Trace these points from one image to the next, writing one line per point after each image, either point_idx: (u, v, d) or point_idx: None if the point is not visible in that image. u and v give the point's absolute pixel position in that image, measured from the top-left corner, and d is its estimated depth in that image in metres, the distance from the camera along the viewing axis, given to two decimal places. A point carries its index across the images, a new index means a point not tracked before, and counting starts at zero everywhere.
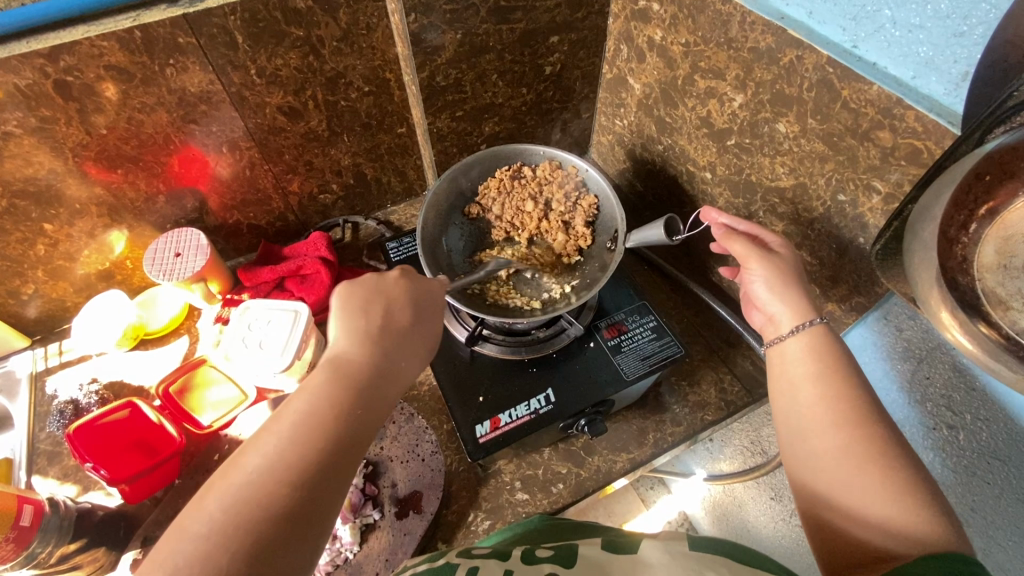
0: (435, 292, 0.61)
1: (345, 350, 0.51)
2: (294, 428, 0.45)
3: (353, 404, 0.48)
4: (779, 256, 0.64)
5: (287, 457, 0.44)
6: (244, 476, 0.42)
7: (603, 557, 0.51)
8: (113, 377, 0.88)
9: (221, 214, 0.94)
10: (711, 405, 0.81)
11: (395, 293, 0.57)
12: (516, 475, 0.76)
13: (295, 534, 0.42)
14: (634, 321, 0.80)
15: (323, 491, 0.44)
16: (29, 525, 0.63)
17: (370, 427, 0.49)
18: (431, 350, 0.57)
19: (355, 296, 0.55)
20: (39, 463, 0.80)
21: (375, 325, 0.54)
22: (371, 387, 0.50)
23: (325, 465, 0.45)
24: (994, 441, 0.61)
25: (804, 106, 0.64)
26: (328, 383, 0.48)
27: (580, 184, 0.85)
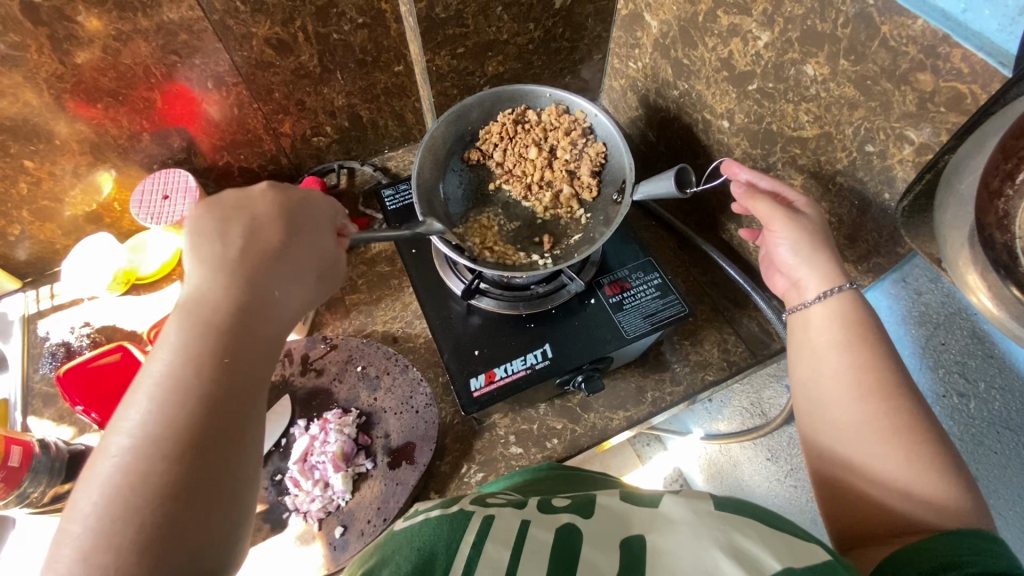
0: (305, 206, 0.56)
1: (196, 285, 0.47)
2: (157, 388, 0.42)
3: (230, 342, 0.45)
4: (805, 216, 0.60)
5: (164, 422, 0.41)
6: (113, 456, 0.40)
7: (615, 513, 0.49)
8: (105, 322, 0.87)
9: (211, 155, 0.89)
10: (713, 365, 0.79)
11: (262, 215, 0.52)
12: (510, 429, 0.75)
13: (205, 488, 0.40)
14: (638, 278, 0.76)
15: (222, 433, 0.42)
16: (19, 466, 0.63)
17: (257, 367, 0.46)
18: (314, 269, 0.54)
19: (197, 228, 0.50)
20: (35, 405, 0.80)
21: (233, 252, 0.49)
22: (243, 319, 0.46)
23: (208, 411, 0.42)
24: (1006, 411, 0.58)
25: (837, 45, 0.58)
26: (183, 324, 0.45)
27: (588, 131, 0.79)
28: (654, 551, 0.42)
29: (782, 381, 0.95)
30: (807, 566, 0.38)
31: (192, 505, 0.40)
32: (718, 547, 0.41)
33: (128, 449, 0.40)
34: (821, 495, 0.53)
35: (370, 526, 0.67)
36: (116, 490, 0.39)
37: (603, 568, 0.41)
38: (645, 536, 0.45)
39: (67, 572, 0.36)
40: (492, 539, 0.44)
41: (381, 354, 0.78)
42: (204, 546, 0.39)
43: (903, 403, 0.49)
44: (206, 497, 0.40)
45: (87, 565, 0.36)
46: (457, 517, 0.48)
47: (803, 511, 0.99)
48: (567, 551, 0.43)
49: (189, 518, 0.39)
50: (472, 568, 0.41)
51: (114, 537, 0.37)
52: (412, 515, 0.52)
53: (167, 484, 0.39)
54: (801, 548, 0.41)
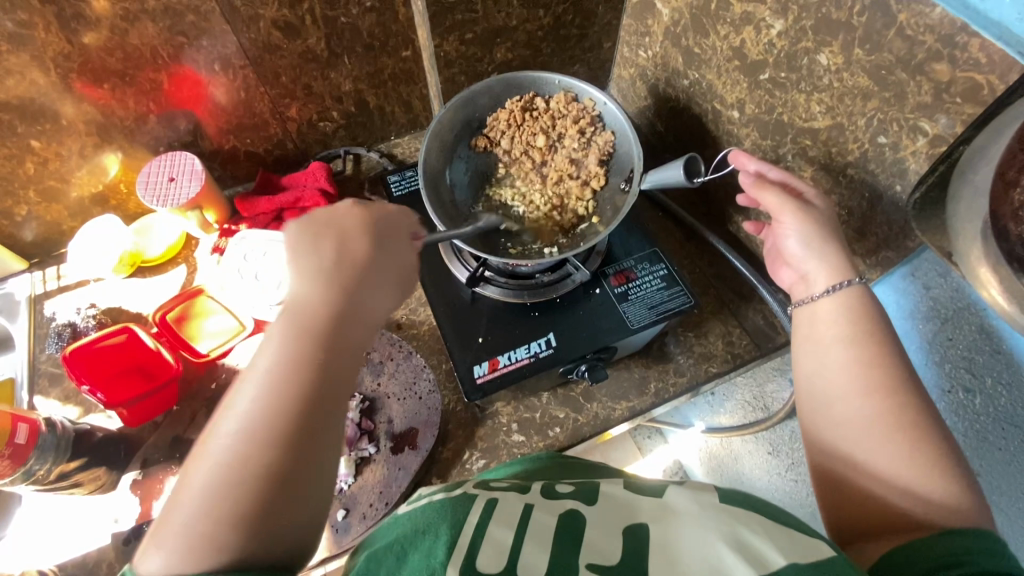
0: (394, 216, 0.55)
1: (301, 296, 0.48)
2: (263, 381, 0.43)
3: (325, 346, 0.46)
4: (817, 210, 0.59)
5: (263, 415, 0.42)
6: (223, 441, 0.41)
7: (619, 501, 0.50)
8: (111, 303, 0.87)
9: (217, 139, 0.89)
10: (717, 357, 0.79)
11: (351, 223, 0.53)
12: (512, 417, 0.76)
13: (294, 483, 0.41)
14: (644, 268, 0.76)
15: (315, 432, 0.43)
16: (25, 443, 0.63)
17: (350, 372, 0.47)
18: (404, 278, 0.53)
19: (302, 238, 0.51)
20: (41, 384, 0.81)
21: (328, 260, 0.49)
22: (338, 326, 0.47)
23: (301, 412, 0.43)
24: (1012, 407, 0.58)
25: (852, 34, 0.57)
26: (288, 330, 0.45)
27: (596, 119, 0.78)
28: (657, 539, 0.42)
29: (785, 375, 0.95)
30: (810, 561, 0.38)
31: (287, 497, 0.41)
32: (720, 538, 0.41)
33: (228, 448, 0.41)
34: (821, 490, 0.53)
35: (372, 510, 0.68)
36: (216, 490, 0.39)
37: (607, 556, 0.41)
38: (647, 523, 0.45)
39: (165, 546, 0.38)
40: (496, 522, 0.44)
41: (385, 340, 0.78)
42: (303, 531, 0.41)
43: (912, 399, 0.49)
44: (290, 497, 0.41)
45: (177, 548, 0.38)
46: (461, 501, 0.48)
47: (802, 506, 1.00)
48: (571, 538, 0.43)
49: (275, 516, 0.40)
50: (475, 550, 0.41)
51: (216, 518, 0.39)
52: (416, 499, 0.52)
53: (260, 478, 0.40)
54: (805, 543, 0.41)
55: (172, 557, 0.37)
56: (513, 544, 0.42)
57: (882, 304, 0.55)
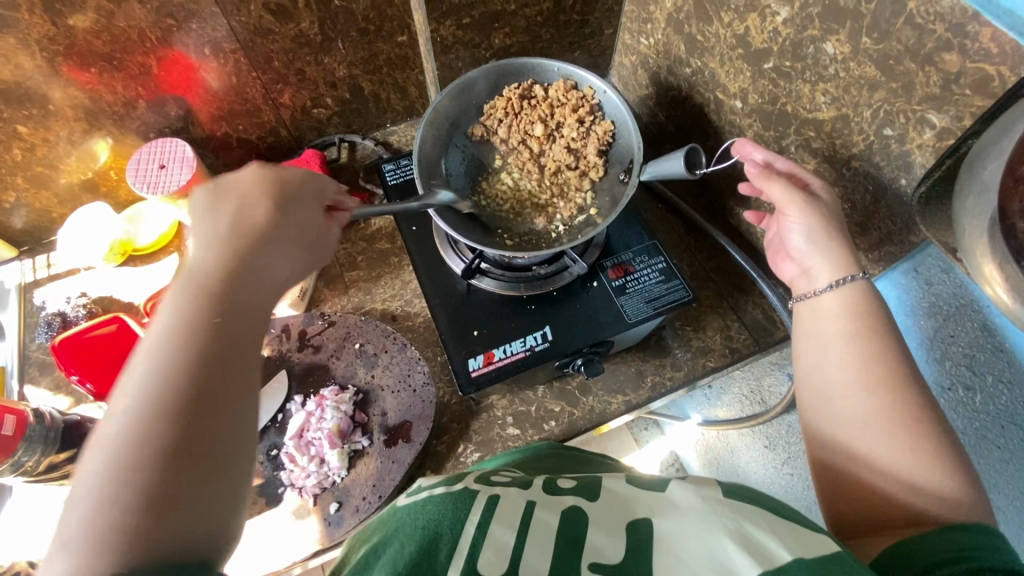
0: (287, 175, 0.53)
1: (195, 262, 0.45)
2: (157, 351, 0.39)
3: (222, 305, 0.43)
4: (822, 203, 0.58)
5: (160, 385, 0.38)
6: (115, 418, 0.37)
7: (621, 496, 0.49)
8: (102, 292, 0.86)
9: (209, 125, 0.87)
10: (715, 352, 0.78)
11: (250, 189, 0.50)
12: (508, 410, 0.75)
13: (205, 453, 0.37)
14: (642, 261, 0.75)
15: (223, 386, 0.40)
16: (12, 434, 0.62)
17: (253, 333, 0.44)
18: (310, 241, 0.52)
19: (200, 207, 0.49)
20: (32, 373, 0.80)
21: (224, 226, 0.47)
22: (232, 286, 0.44)
23: (202, 376, 0.39)
24: (1013, 405, 0.57)
25: (860, 22, 0.55)
26: (184, 298, 0.42)
27: (596, 108, 0.77)
28: (660, 536, 0.42)
29: (783, 370, 0.94)
30: (818, 557, 0.37)
31: (196, 469, 0.36)
32: (725, 533, 0.41)
33: (123, 421, 0.37)
34: (822, 483, 0.52)
35: (365, 504, 0.67)
36: (111, 467, 0.35)
37: (608, 556, 0.41)
38: (649, 520, 0.44)
39: (60, 553, 0.32)
40: (497, 521, 0.44)
41: (379, 332, 0.78)
42: (223, 509, 0.37)
43: (914, 395, 0.48)
44: (197, 468, 0.36)
45: (74, 544, 0.32)
46: (462, 497, 0.48)
47: (799, 499, 1.00)
48: (571, 537, 0.43)
49: (187, 482, 0.36)
50: (476, 549, 0.41)
51: (117, 499, 0.34)
52: (416, 492, 0.52)
53: (163, 451, 0.36)
54: (811, 539, 0.40)
55: (71, 558, 0.32)
56: (513, 546, 0.41)
57: (886, 300, 0.54)
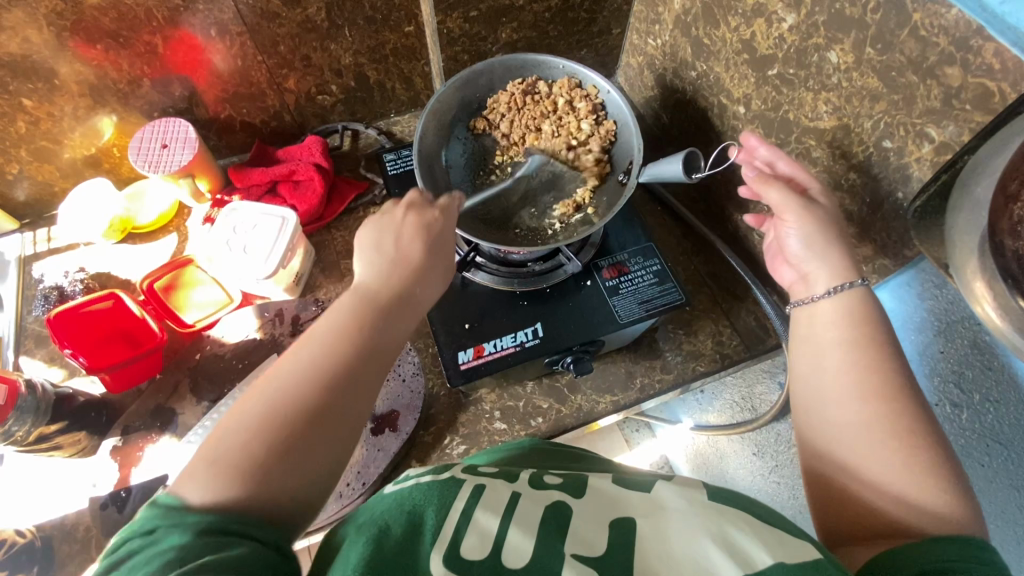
0: (450, 221, 0.59)
1: (365, 280, 0.53)
2: (325, 331, 0.48)
3: (373, 329, 0.49)
4: (816, 207, 0.58)
5: (322, 361, 0.46)
6: (278, 380, 0.45)
7: (606, 495, 0.49)
8: (100, 268, 0.87)
9: (213, 107, 0.88)
10: (705, 356, 0.78)
11: (405, 230, 0.56)
12: (496, 405, 0.75)
13: (331, 424, 0.45)
14: (637, 262, 0.75)
15: (357, 380, 0.47)
16: (5, 403, 0.64)
17: (388, 357, 0.50)
18: (449, 276, 0.57)
19: (368, 237, 0.56)
20: (28, 344, 0.81)
21: (387, 257, 0.54)
22: (388, 312, 0.51)
23: (351, 366, 0.47)
24: (998, 424, 0.57)
25: (864, 32, 0.55)
26: (352, 306, 0.50)
27: (599, 108, 0.77)
28: (647, 537, 0.42)
29: (774, 377, 0.94)
30: (799, 563, 0.37)
31: (325, 435, 0.44)
32: (710, 537, 0.40)
33: (287, 379, 0.45)
34: (811, 493, 0.52)
35: (348, 490, 0.68)
36: (264, 417, 0.43)
37: (591, 548, 0.41)
38: (636, 519, 0.44)
39: (203, 473, 0.41)
40: (483, 508, 0.44)
41: None
42: (316, 483, 0.44)
43: (907, 408, 0.48)
44: (324, 437, 0.44)
45: (219, 469, 0.41)
46: (449, 483, 0.47)
47: (783, 507, 1.00)
48: (555, 528, 0.43)
49: (295, 452, 0.43)
50: (461, 536, 0.42)
51: (256, 445, 0.42)
52: (404, 480, 0.51)
53: (292, 415, 0.44)
54: (792, 544, 0.40)
55: (209, 480, 0.40)
56: (497, 537, 0.41)
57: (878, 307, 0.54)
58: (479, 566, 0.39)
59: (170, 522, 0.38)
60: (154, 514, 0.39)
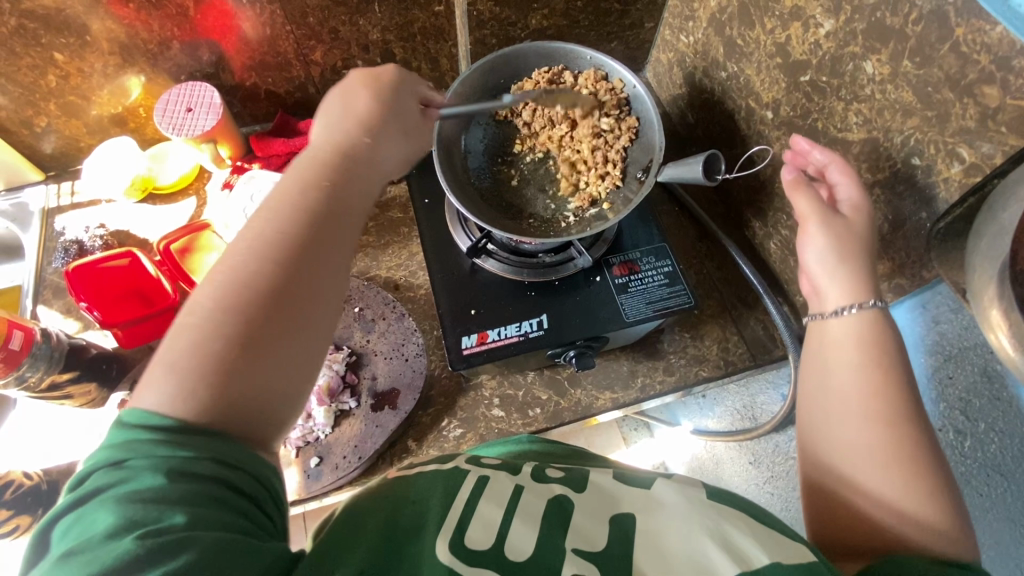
0: (399, 94, 0.55)
1: (316, 140, 0.49)
2: (278, 194, 0.44)
3: (330, 180, 0.46)
4: (846, 221, 0.56)
5: (279, 227, 0.42)
6: (236, 253, 0.41)
7: (605, 487, 0.49)
8: (120, 226, 0.88)
9: (239, 74, 0.88)
10: (709, 362, 0.78)
11: (352, 87, 0.53)
12: (495, 391, 0.76)
13: (302, 291, 0.41)
14: (649, 262, 0.74)
15: (319, 238, 0.43)
16: (19, 350, 0.64)
17: (353, 206, 0.46)
18: (412, 133, 0.55)
19: (317, 106, 0.52)
20: (46, 295, 0.83)
21: (336, 116, 0.51)
22: (343, 167, 0.47)
23: (312, 227, 0.43)
24: (1002, 455, 0.57)
25: (903, 44, 0.53)
26: (300, 163, 0.47)
27: (623, 103, 0.75)
28: (646, 534, 0.42)
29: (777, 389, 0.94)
30: (796, 565, 0.38)
31: (298, 303, 0.41)
32: (707, 536, 0.41)
33: (246, 254, 0.41)
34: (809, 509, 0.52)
35: (344, 462, 0.69)
36: (227, 299, 0.39)
37: (592, 544, 0.41)
38: (636, 516, 0.44)
39: (163, 382, 0.37)
40: (487, 499, 0.45)
41: (380, 299, 0.79)
42: (299, 354, 0.41)
43: (911, 432, 0.47)
44: (296, 313, 0.41)
45: (180, 375, 0.37)
46: (454, 475, 0.48)
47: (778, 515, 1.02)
48: (557, 522, 0.43)
49: (269, 333, 0.40)
50: (466, 522, 0.42)
51: (223, 331, 0.39)
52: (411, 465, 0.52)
53: (263, 290, 0.40)
54: (787, 544, 0.41)
55: (173, 388, 0.37)
56: (501, 532, 0.42)
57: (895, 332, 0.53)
58: (485, 562, 0.39)
59: (140, 454, 0.35)
60: (123, 442, 0.35)
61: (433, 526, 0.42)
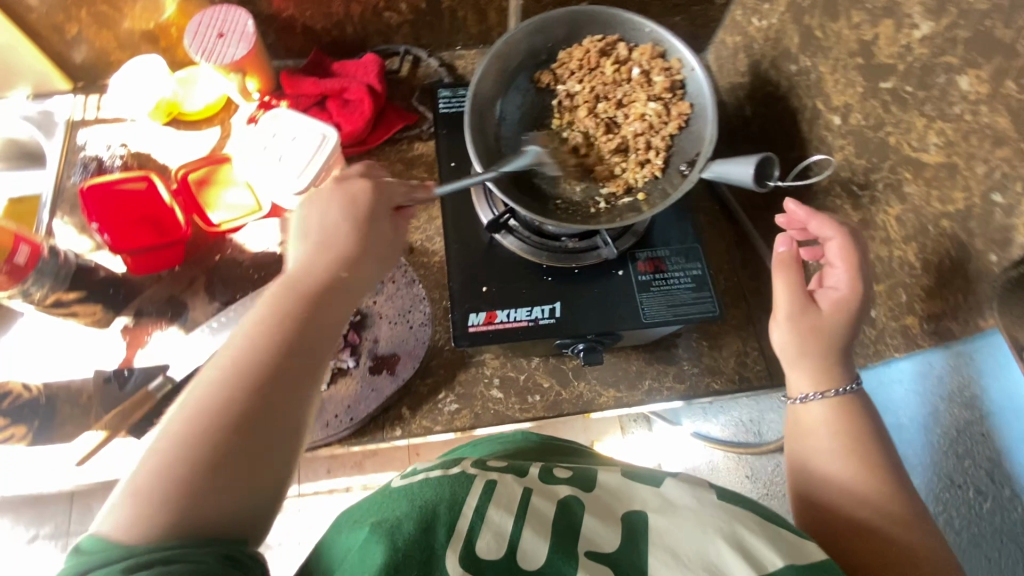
0: (382, 190, 0.55)
1: (293, 270, 0.50)
2: (265, 331, 0.44)
3: (305, 317, 0.46)
4: (820, 313, 0.54)
5: (250, 361, 0.43)
6: (209, 385, 0.41)
7: (613, 489, 0.47)
8: (140, 147, 0.86)
9: (277, 3, 0.82)
10: (723, 374, 0.74)
11: (337, 201, 0.53)
12: (497, 372, 0.74)
13: (266, 433, 0.41)
14: (678, 263, 0.70)
15: (293, 375, 0.43)
16: (25, 264, 0.65)
17: (323, 349, 0.46)
18: (387, 259, 0.54)
19: (298, 221, 0.54)
20: (63, 209, 0.82)
21: (326, 232, 0.51)
22: (305, 298, 0.47)
23: (279, 363, 0.43)
24: (1016, 522, 0.54)
25: (1012, 61, 0.46)
26: (278, 296, 0.47)
27: (678, 86, 0.69)
28: (655, 532, 0.41)
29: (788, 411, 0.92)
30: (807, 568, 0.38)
31: (261, 445, 0.40)
32: (718, 536, 0.40)
33: (215, 389, 0.41)
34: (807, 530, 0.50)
35: (336, 421, 0.68)
36: (191, 427, 0.39)
37: (602, 546, 0.41)
38: (644, 514, 0.43)
39: (127, 505, 0.37)
40: (495, 505, 0.42)
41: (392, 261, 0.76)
42: (264, 492, 0.40)
43: None
44: (263, 447, 0.40)
45: (141, 497, 0.37)
46: (460, 480, 0.45)
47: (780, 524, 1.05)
48: (566, 526, 0.42)
49: (231, 472, 0.39)
50: (474, 535, 0.40)
51: (186, 464, 0.38)
52: (412, 474, 0.50)
53: (224, 420, 0.40)
54: (795, 545, 0.41)
55: (131, 511, 0.36)
56: (511, 538, 0.40)
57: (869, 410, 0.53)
58: (496, 568, 0.38)
59: (98, 558, 0.34)
60: (83, 560, 0.34)
61: (443, 535, 0.40)
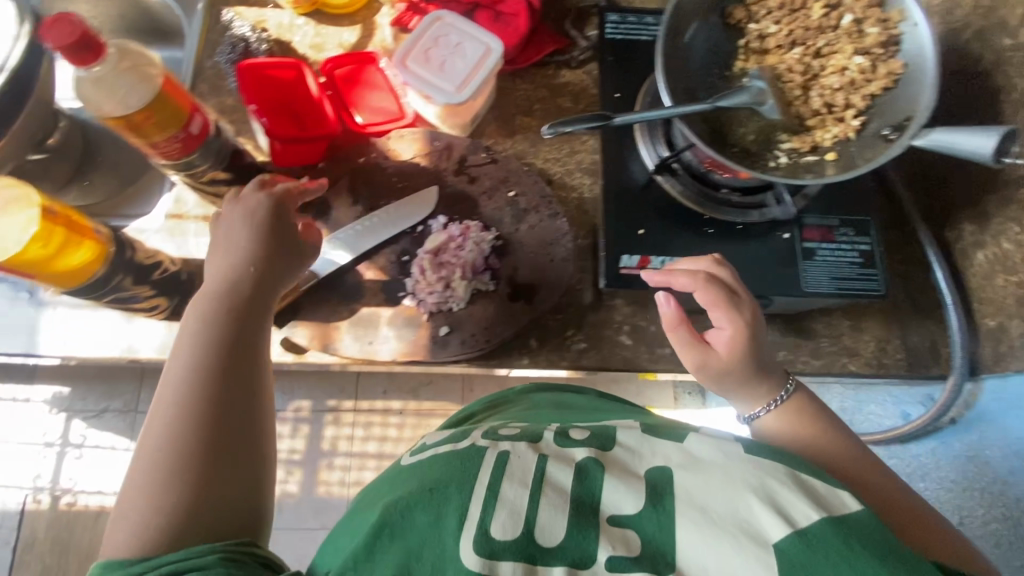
0: (279, 210, 0.58)
1: (212, 284, 0.54)
2: (194, 349, 0.51)
3: (234, 353, 0.51)
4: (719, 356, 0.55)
5: (193, 374, 0.49)
6: (167, 410, 0.48)
7: (633, 447, 0.45)
8: (283, 35, 0.82)
9: None
10: (861, 357, 0.72)
11: (247, 210, 0.57)
12: (629, 319, 0.72)
13: (233, 454, 0.48)
14: (845, 235, 0.67)
15: (241, 408, 0.50)
16: (196, 134, 0.58)
17: (257, 365, 0.53)
18: (299, 259, 0.59)
19: (222, 216, 0.58)
20: (201, 90, 0.79)
21: (235, 255, 0.55)
22: (241, 315, 0.53)
23: (218, 390, 0.49)
24: None
25: None
26: (203, 325, 0.52)
27: (892, 42, 0.63)
28: (682, 494, 0.41)
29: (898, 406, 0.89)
30: (840, 517, 0.38)
31: (223, 461, 0.47)
32: (751, 495, 0.40)
33: (167, 414, 0.48)
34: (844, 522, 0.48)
35: (473, 340, 0.68)
36: (162, 455, 0.46)
37: (624, 508, 0.41)
38: (663, 467, 0.43)
39: (127, 521, 0.44)
40: (508, 480, 0.42)
41: (537, 190, 0.72)
42: (246, 488, 0.48)
43: None
44: (228, 467, 0.47)
45: (139, 527, 0.44)
46: (469, 458, 0.44)
47: None
48: (586, 501, 0.41)
49: (230, 466, 0.47)
50: (489, 513, 0.40)
51: (152, 496, 0.45)
52: (421, 451, 0.51)
53: (185, 449, 0.46)
54: (831, 493, 0.40)
55: (135, 525, 0.44)
56: (522, 516, 0.40)
57: (749, 307, 0.56)
58: (512, 552, 0.38)
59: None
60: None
61: (454, 521, 0.40)
